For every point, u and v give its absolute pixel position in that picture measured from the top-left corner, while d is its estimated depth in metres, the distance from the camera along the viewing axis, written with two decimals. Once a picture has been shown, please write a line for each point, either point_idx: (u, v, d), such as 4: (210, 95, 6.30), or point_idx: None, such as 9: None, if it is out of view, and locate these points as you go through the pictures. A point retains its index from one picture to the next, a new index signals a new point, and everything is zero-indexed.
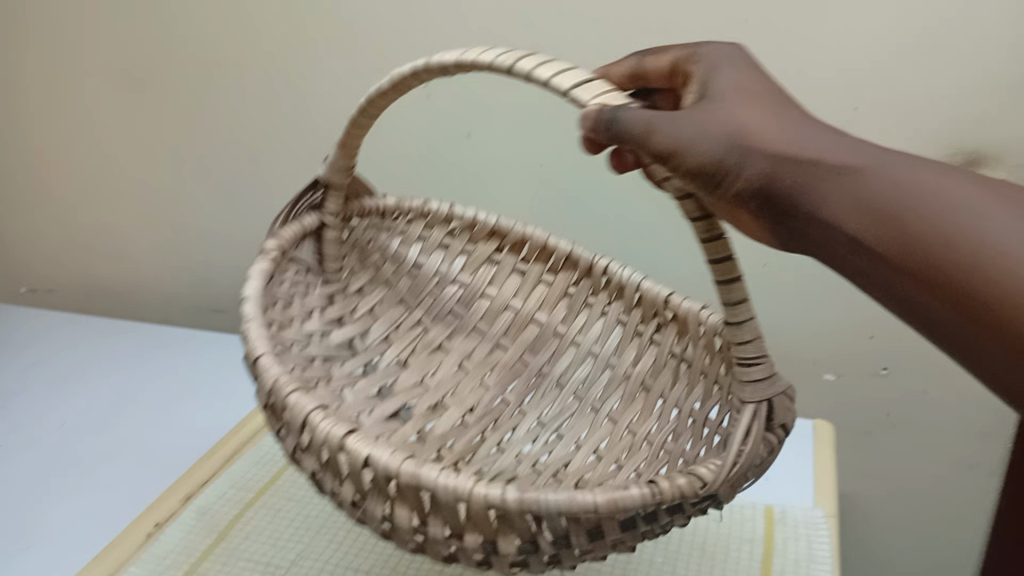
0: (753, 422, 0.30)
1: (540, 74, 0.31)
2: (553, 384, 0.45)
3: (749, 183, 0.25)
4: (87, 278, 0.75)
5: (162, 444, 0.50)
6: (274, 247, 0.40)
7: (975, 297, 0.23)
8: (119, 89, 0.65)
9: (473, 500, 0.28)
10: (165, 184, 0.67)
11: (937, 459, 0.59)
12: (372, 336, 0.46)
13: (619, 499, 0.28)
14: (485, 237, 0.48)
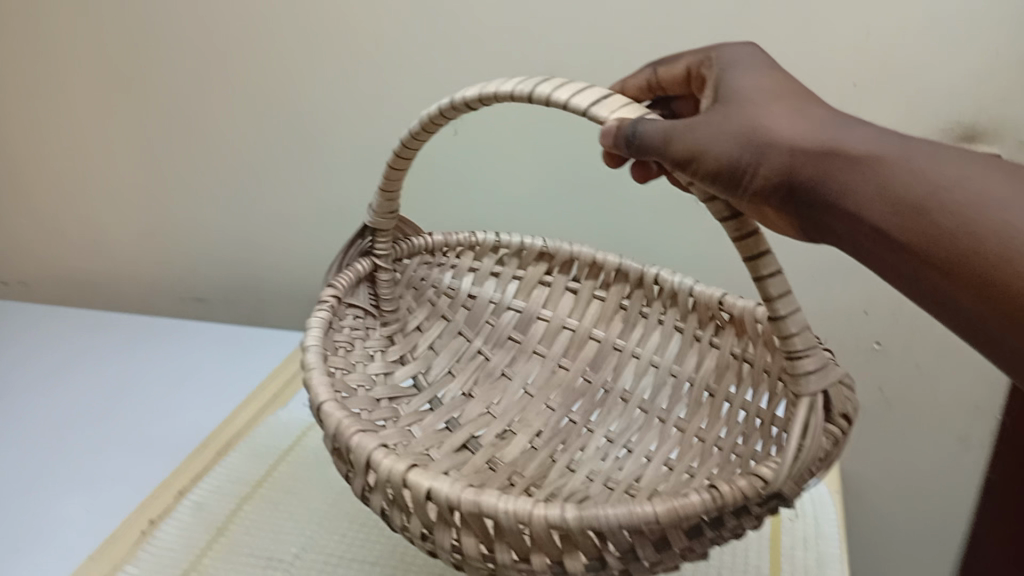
0: (811, 413, 0.29)
1: (558, 96, 0.31)
2: (619, 399, 0.45)
3: (770, 179, 0.25)
4: (115, 289, 0.78)
5: (160, 433, 0.53)
6: (330, 297, 0.42)
7: (1001, 290, 0.22)
8: (149, 136, 0.67)
9: (533, 521, 0.29)
10: (187, 206, 0.70)
11: (931, 432, 0.60)
12: (436, 371, 0.47)
13: (678, 507, 0.28)
14: (534, 260, 0.48)
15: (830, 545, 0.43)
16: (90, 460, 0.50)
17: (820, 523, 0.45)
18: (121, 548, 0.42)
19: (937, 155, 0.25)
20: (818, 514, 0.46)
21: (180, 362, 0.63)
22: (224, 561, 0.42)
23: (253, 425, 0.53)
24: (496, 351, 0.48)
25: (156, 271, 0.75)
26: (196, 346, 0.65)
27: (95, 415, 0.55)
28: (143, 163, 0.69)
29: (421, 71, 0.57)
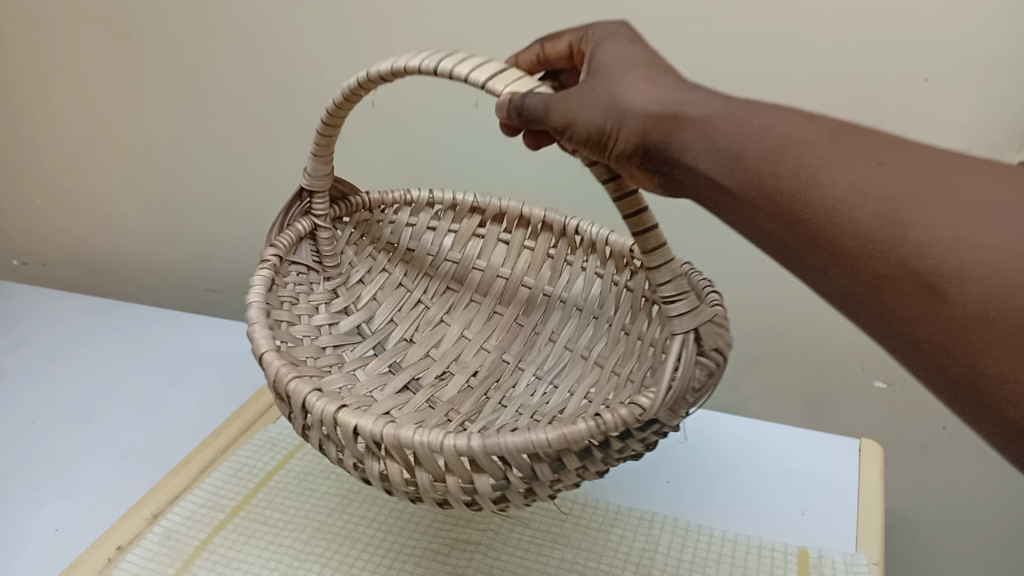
0: (682, 347, 0.34)
1: (460, 72, 0.35)
2: (546, 342, 0.49)
3: (628, 142, 0.29)
4: (116, 264, 0.83)
5: (141, 448, 0.54)
6: (272, 256, 0.46)
7: (813, 230, 0.24)
8: (133, 111, 0.72)
9: (445, 450, 0.33)
10: (177, 181, 0.75)
11: (903, 410, 0.62)
12: (379, 319, 0.51)
13: (568, 433, 0.32)
14: (468, 214, 0.51)
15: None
16: (65, 476, 0.51)
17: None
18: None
19: (768, 112, 0.27)
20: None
21: (167, 369, 0.63)
22: None
23: (238, 442, 0.54)
24: (436, 300, 0.52)
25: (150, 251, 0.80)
26: (180, 360, 0.64)
27: (78, 423, 0.56)
28: (134, 139, 0.74)
29: (369, 45, 0.61)
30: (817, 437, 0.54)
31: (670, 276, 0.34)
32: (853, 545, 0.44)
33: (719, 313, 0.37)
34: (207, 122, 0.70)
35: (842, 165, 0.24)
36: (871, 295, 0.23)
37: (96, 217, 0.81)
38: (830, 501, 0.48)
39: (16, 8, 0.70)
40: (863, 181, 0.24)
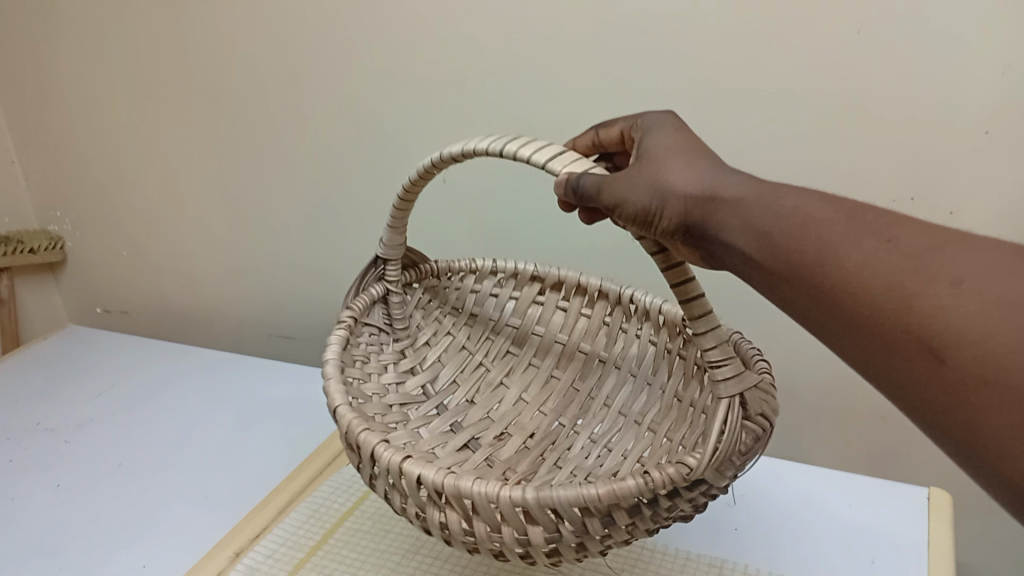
0: (728, 411, 0.36)
1: (524, 154, 0.38)
2: (601, 406, 0.51)
3: (672, 221, 0.32)
4: (200, 316, 0.88)
5: (220, 491, 0.57)
6: (347, 318, 0.49)
7: (838, 306, 0.27)
8: (216, 178, 0.77)
9: (501, 501, 0.35)
10: (256, 241, 0.79)
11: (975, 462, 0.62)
12: (442, 380, 0.54)
13: (616, 489, 0.34)
14: (529, 282, 0.54)
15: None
16: (149, 517, 0.54)
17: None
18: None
19: (798, 194, 0.30)
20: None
21: (241, 417, 0.66)
22: None
23: (311, 487, 0.56)
24: (496, 363, 0.55)
25: (231, 300, 0.85)
26: (260, 408, 0.68)
27: (157, 468, 0.59)
28: (216, 205, 0.79)
29: (435, 119, 0.65)
30: (884, 489, 0.54)
31: (717, 342, 0.37)
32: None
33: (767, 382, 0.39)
34: (284, 189, 0.74)
35: (861, 248, 0.28)
36: (880, 360, 0.27)
37: (180, 270, 0.86)
38: (899, 550, 0.48)
39: (114, 86, 0.76)
40: (875, 257, 0.27)
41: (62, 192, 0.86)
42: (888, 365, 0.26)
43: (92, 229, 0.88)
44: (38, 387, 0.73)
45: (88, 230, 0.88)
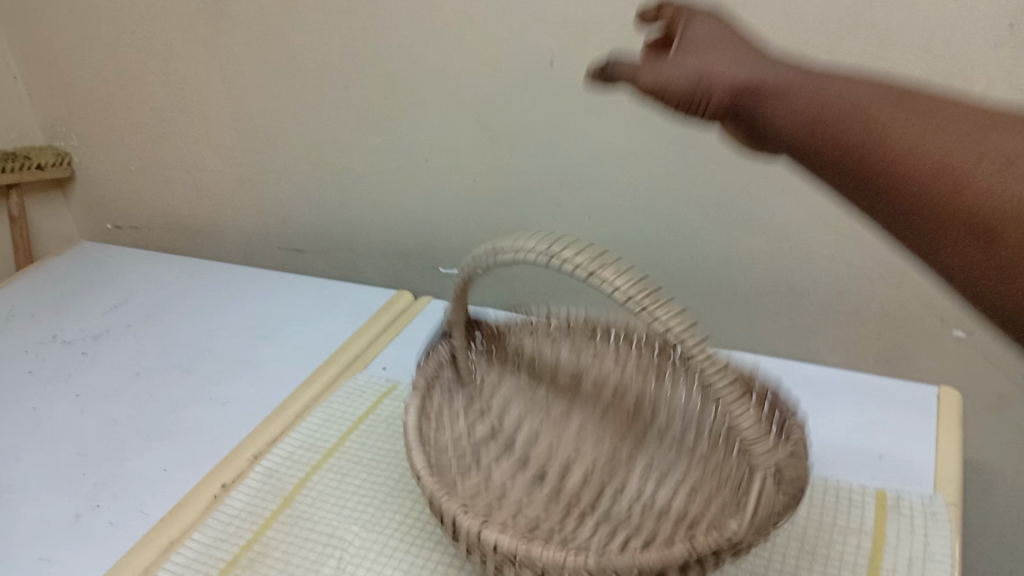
0: (762, 483, 0.42)
1: (574, 260, 0.48)
2: (653, 437, 0.60)
3: (717, 101, 0.43)
4: (262, 252, 1.04)
5: (216, 425, 0.70)
6: (421, 384, 0.57)
7: (858, 154, 0.38)
8: (313, 134, 0.90)
9: (570, 566, 0.41)
10: (342, 192, 0.93)
11: (950, 363, 0.78)
12: (509, 419, 0.62)
13: (667, 557, 0.40)
14: (584, 331, 0.66)
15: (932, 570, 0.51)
16: (185, 429, 0.70)
17: (927, 539, 0.54)
18: (193, 512, 0.61)
19: (831, 83, 0.41)
20: (926, 531, 0.54)
21: (239, 359, 0.80)
22: (260, 555, 0.57)
23: (291, 427, 0.70)
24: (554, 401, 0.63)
25: (312, 224, 0.98)
26: (289, 337, 0.83)
27: (167, 403, 0.73)
28: (313, 156, 0.92)
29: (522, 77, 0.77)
30: (901, 391, 0.71)
31: (748, 415, 0.42)
32: (931, 488, 0.59)
33: (795, 456, 0.44)
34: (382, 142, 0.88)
35: (898, 131, 0.37)
36: (910, 209, 0.37)
37: (258, 194, 0.99)
38: (914, 445, 0.64)
39: (220, 39, 0.87)
40: (920, 142, 0.37)
41: (158, 148, 1.00)
42: (886, 205, 0.38)
43: (180, 178, 1.02)
44: (80, 318, 0.89)
45: (166, 154, 1.00)
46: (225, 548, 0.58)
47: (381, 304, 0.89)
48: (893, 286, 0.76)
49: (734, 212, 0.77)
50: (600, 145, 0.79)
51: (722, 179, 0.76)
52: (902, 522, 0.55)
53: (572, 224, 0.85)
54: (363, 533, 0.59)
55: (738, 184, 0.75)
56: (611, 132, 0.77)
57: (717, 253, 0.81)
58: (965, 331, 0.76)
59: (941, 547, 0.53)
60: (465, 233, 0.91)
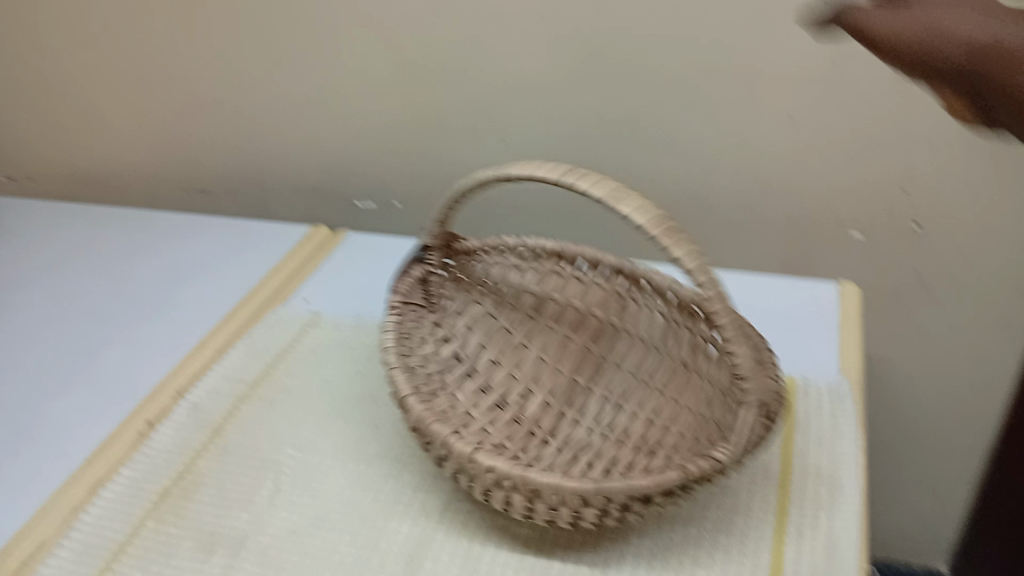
0: (750, 414, 0.46)
1: (580, 186, 0.48)
2: (614, 368, 0.59)
3: None
4: (175, 179, 0.98)
5: (138, 365, 0.68)
6: (395, 301, 0.57)
7: None
8: (211, 39, 0.86)
9: (565, 489, 0.43)
10: (249, 98, 0.89)
11: (874, 274, 0.80)
12: (471, 345, 0.60)
13: (658, 482, 0.43)
14: (548, 255, 0.63)
15: (842, 440, 0.55)
16: (102, 371, 0.67)
17: (836, 416, 0.57)
18: (118, 449, 0.59)
19: None
20: (835, 408, 0.57)
21: (159, 296, 0.77)
22: (188, 494, 0.56)
23: (216, 359, 0.68)
24: (517, 327, 0.61)
25: (219, 164, 0.95)
26: (208, 274, 0.80)
27: (85, 344, 0.71)
28: (213, 62, 0.87)
29: None
30: (805, 289, 0.71)
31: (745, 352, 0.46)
32: (834, 370, 0.61)
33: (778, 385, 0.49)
34: (288, 44, 0.83)
35: None
36: None
37: (164, 138, 0.95)
38: (818, 333, 0.66)
39: None
40: None
41: (48, 73, 0.94)
42: None
43: (79, 106, 0.96)
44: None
45: (65, 104, 0.96)
46: (154, 480, 0.57)
47: (298, 238, 0.86)
48: (795, 192, 0.77)
49: (648, 141, 0.78)
50: (512, 69, 0.78)
51: (636, 96, 0.76)
52: (810, 399, 0.58)
53: (487, 141, 0.83)
54: (298, 455, 0.58)
55: (653, 106, 0.76)
56: (525, 58, 0.77)
57: (627, 179, 0.81)
58: (862, 232, 0.78)
59: (847, 418, 0.57)
60: (372, 146, 0.88)
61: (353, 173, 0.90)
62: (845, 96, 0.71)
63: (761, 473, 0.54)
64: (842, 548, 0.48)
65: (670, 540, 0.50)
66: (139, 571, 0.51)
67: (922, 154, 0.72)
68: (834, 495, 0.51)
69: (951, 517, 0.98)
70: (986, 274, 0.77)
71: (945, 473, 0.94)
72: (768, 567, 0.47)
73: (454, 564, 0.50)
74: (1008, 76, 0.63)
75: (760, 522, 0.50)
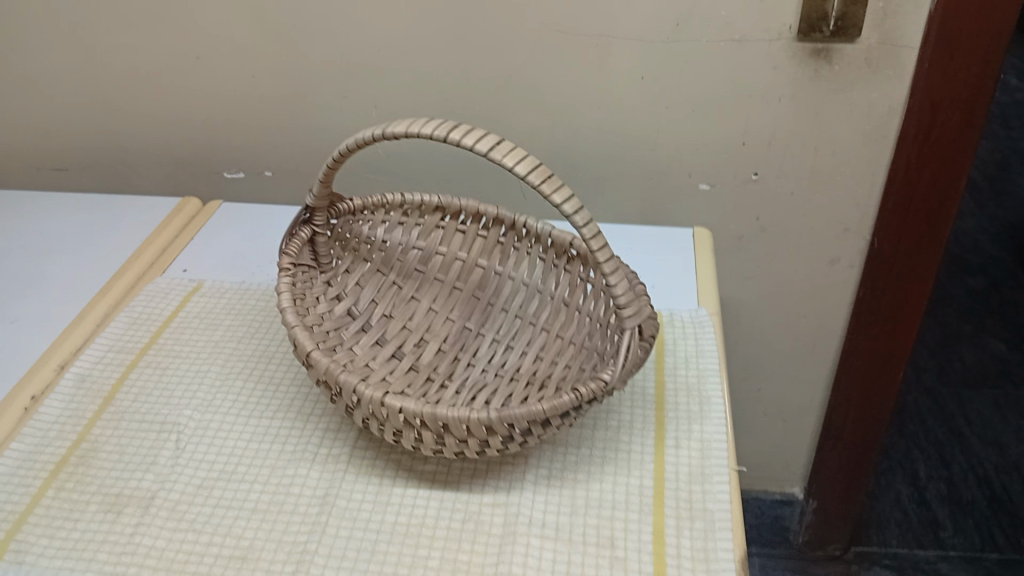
0: (631, 338, 0.47)
1: (466, 143, 0.47)
2: (500, 310, 0.63)
3: None
4: (26, 157, 0.94)
5: (14, 340, 0.66)
6: (287, 265, 0.57)
7: None
8: (53, 20, 0.82)
9: (472, 419, 0.45)
10: (100, 78, 0.86)
11: (721, 221, 0.89)
12: (363, 301, 0.62)
13: (556, 404, 0.45)
14: (431, 210, 0.65)
15: (705, 360, 0.62)
16: None
17: (699, 340, 0.64)
18: (5, 425, 0.58)
19: None
20: (697, 333, 0.64)
21: (26, 272, 0.75)
22: (85, 460, 0.56)
23: (96, 333, 0.67)
24: (406, 281, 0.64)
25: (73, 139, 0.92)
26: (76, 250, 0.78)
27: None
28: (57, 44, 0.84)
29: None
30: (663, 233, 0.78)
31: (621, 280, 0.47)
32: (694, 303, 0.68)
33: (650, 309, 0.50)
34: (139, 26, 0.82)
35: None
36: None
37: (9, 113, 0.91)
38: (679, 270, 0.73)
39: None
40: None
41: None
42: None
43: None
44: None
45: None
46: (49, 452, 0.57)
47: (168, 210, 0.85)
48: (650, 149, 0.84)
49: (514, 107, 0.83)
50: (379, 38, 0.80)
51: (500, 63, 0.80)
52: (676, 327, 0.65)
53: (356, 107, 0.85)
54: (199, 415, 0.59)
55: (516, 72, 0.81)
56: (392, 27, 0.79)
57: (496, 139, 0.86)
58: (709, 184, 0.86)
59: (708, 341, 0.64)
60: (239, 117, 0.87)
61: (220, 147, 0.90)
62: (690, 62, 0.78)
63: (640, 394, 0.59)
64: (714, 453, 0.54)
65: (566, 457, 0.54)
66: (44, 538, 0.51)
67: (758, 109, 0.80)
68: (703, 408, 0.58)
69: (800, 444, 1.09)
70: (814, 216, 0.87)
71: (792, 404, 1.05)
72: (653, 474, 0.53)
73: (368, 497, 0.52)
74: (823, 17, 0.73)
75: (644, 436, 0.56)
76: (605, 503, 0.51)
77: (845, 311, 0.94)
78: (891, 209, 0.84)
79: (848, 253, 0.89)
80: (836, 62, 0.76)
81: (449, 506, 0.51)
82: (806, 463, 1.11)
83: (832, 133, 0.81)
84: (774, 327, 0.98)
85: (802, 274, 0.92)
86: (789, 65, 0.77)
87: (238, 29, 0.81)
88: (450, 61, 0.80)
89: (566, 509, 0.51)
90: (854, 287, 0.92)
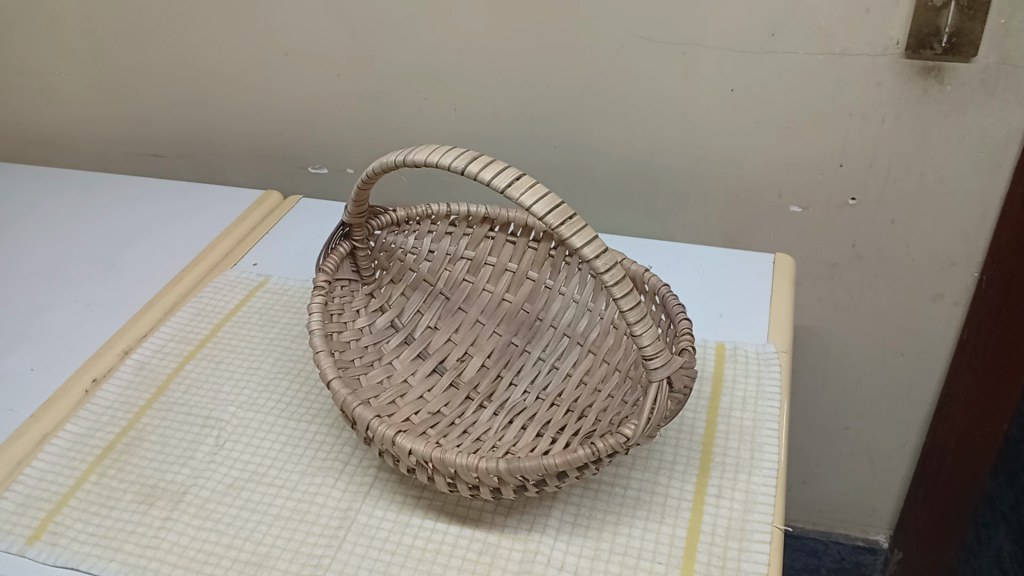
0: (658, 391, 0.45)
1: (483, 176, 0.47)
2: (548, 326, 0.61)
3: None
4: (131, 142, 0.98)
5: (86, 322, 0.69)
6: (322, 281, 0.57)
7: None
8: (157, 12, 0.86)
9: (479, 468, 0.45)
10: (200, 71, 0.89)
11: (812, 246, 0.84)
12: (408, 312, 0.62)
13: (571, 460, 0.44)
14: (480, 221, 0.63)
15: (765, 404, 0.58)
16: (50, 325, 0.68)
17: (761, 379, 0.60)
18: (63, 406, 0.60)
19: None
20: (761, 372, 0.60)
21: (109, 257, 0.78)
22: (129, 449, 0.57)
23: (160, 322, 0.69)
24: (454, 291, 0.63)
25: (173, 126, 0.95)
26: (157, 238, 0.81)
27: (34, 303, 0.71)
28: (160, 36, 0.87)
29: None
30: (742, 258, 0.74)
31: (647, 330, 0.44)
32: (763, 336, 0.64)
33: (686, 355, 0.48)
34: (235, 21, 0.84)
35: None
36: None
37: (115, 101, 0.95)
38: (755, 300, 0.68)
39: None
40: None
41: None
42: None
43: (25, 70, 0.95)
44: None
45: (12, 67, 0.95)
46: (97, 437, 0.58)
47: (249, 203, 0.87)
48: (737, 166, 0.80)
49: (596, 116, 0.80)
50: (461, 41, 0.79)
51: (582, 69, 0.78)
52: (738, 364, 0.61)
53: (437, 108, 0.84)
54: (240, 413, 0.60)
55: (599, 80, 0.78)
56: (474, 29, 0.78)
57: (575, 147, 0.83)
58: (800, 207, 0.81)
59: (771, 381, 0.59)
60: (325, 112, 0.88)
61: (308, 140, 0.91)
62: (785, 78, 0.73)
63: (687, 437, 0.56)
64: (758, 507, 0.50)
65: (597, 498, 0.52)
66: (79, 522, 0.52)
67: (857, 128, 0.74)
68: (755, 457, 0.54)
69: (890, 485, 1.03)
70: (916, 247, 0.81)
71: (883, 446, 0.98)
72: (688, 523, 0.50)
73: (388, 517, 0.51)
74: (935, 33, 0.67)
75: (685, 480, 0.52)
76: (630, 550, 0.48)
77: (947, 351, 0.87)
78: (1003, 245, 0.76)
79: (953, 288, 0.82)
80: (947, 82, 0.70)
81: (468, 535, 0.50)
82: (894, 508, 1.05)
83: (938, 159, 0.74)
84: (867, 363, 0.91)
85: (901, 308, 0.85)
86: (893, 82, 0.71)
87: (327, 26, 0.81)
88: (531, 66, 0.79)
89: (588, 552, 0.48)
90: (958, 325, 0.85)
